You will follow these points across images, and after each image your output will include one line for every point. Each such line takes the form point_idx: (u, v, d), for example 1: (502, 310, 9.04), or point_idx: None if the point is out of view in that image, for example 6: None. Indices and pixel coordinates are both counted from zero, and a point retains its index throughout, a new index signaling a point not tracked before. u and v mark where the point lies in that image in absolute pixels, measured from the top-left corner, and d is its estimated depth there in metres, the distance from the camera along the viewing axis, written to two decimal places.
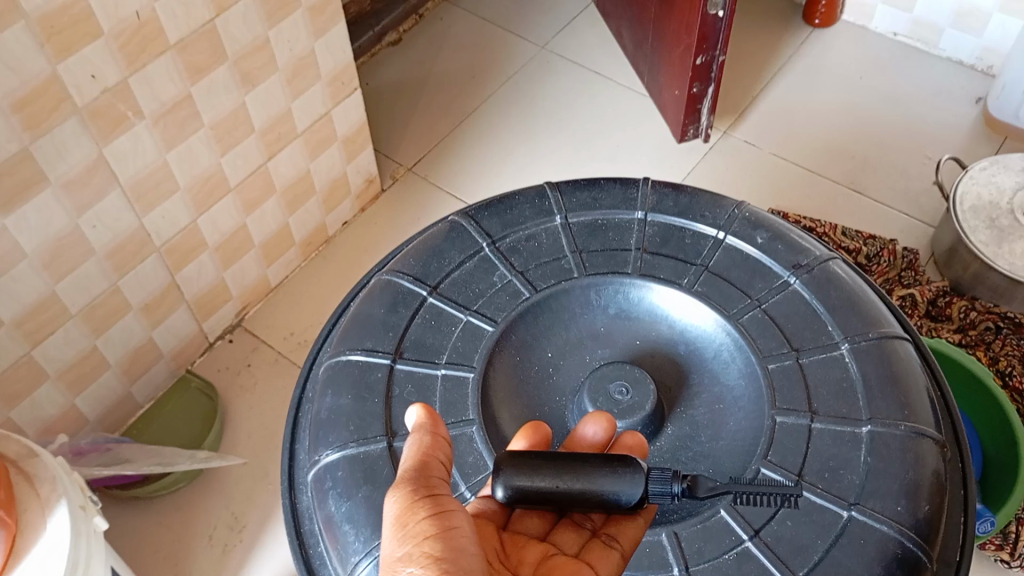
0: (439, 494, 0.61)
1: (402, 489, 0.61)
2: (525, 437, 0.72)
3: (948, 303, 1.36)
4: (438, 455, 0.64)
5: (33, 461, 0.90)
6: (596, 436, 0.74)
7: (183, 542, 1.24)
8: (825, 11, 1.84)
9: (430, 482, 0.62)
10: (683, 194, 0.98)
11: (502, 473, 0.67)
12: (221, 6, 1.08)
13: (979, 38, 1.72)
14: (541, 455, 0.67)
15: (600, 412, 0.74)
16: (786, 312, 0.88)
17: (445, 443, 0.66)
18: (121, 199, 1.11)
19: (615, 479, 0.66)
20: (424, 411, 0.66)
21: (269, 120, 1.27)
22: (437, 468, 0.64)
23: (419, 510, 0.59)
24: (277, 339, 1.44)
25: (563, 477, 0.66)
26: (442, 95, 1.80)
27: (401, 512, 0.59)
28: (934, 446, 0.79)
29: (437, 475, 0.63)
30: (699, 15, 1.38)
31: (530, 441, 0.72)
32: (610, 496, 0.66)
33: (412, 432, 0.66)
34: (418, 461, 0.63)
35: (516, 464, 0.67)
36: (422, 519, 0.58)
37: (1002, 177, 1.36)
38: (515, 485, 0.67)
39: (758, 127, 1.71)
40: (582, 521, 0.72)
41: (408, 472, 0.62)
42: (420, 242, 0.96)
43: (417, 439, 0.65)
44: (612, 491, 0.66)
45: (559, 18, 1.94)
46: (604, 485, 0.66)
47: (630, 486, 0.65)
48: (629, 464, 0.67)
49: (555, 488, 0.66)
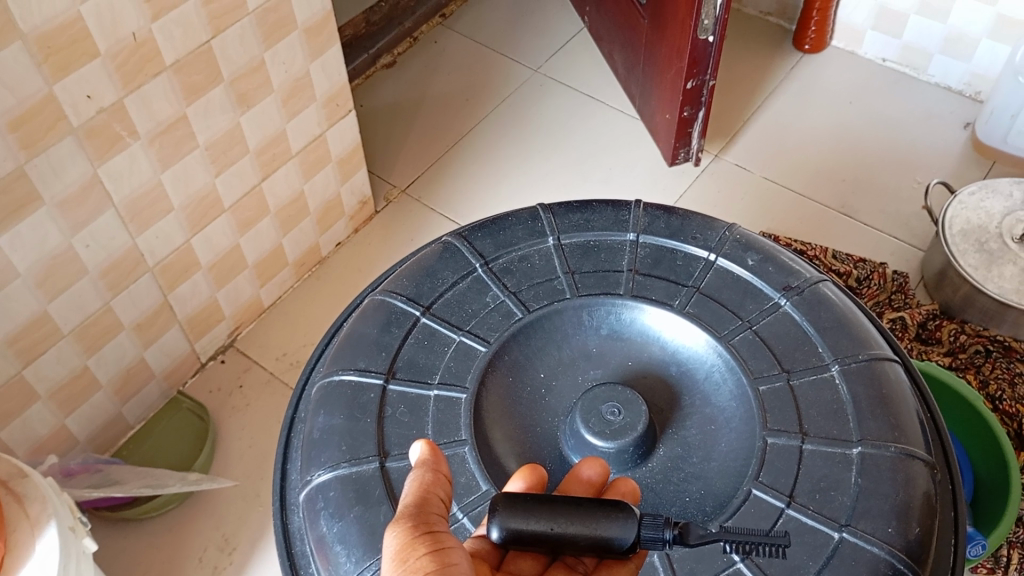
0: (438, 530, 0.60)
1: (402, 524, 0.60)
2: (521, 478, 0.71)
3: (938, 326, 1.38)
4: (438, 492, 0.64)
5: (23, 481, 0.90)
6: (592, 478, 0.73)
7: (173, 564, 1.23)
8: (814, 36, 1.87)
9: (430, 519, 0.61)
10: (674, 216, 0.98)
11: (497, 514, 0.66)
12: (218, 27, 1.10)
13: (968, 64, 1.75)
14: (536, 498, 0.66)
15: (595, 457, 0.74)
16: (777, 333, 0.88)
17: (446, 481, 0.65)
18: (115, 218, 1.11)
19: (608, 523, 0.65)
20: (428, 447, 0.66)
21: (265, 141, 1.27)
22: (437, 505, 0.63)
23: (419, 546, 0.58)
24: (270, 359, 1.43)
25: (557, 520, 0.65)
26: (437, 117, 1.81)
27: (401, 547, 0.59)
28: (924, 468, 0.79)
29: (437, 511, 0.62)
30: (690, 39, 1.40)
31: (527, 482, 0.71)
32: (604, 540, 0.65)
33: (414, 468, 0.66)
34: (418, 497, 0.62)
35: (511, 505, 0.66)
36: (422, 554, 0.58)
37: (991, 202, 1.38)
38: (510, 527, 0.66)
39: (749, 150, 1.73)
40: (574, 564, 0.71)
41: (408, 508, 0.62)
42: (414, 263, 0.96)
43: (419, 475, 0.64)
44: (606, 535, 0.65)
45: (553, 42, 1.96)
46: (599, 528, 0.65)
47: (622, 530, 0.65)
48: (622, 508, 0.66)
49: (549, 531, 0.65)
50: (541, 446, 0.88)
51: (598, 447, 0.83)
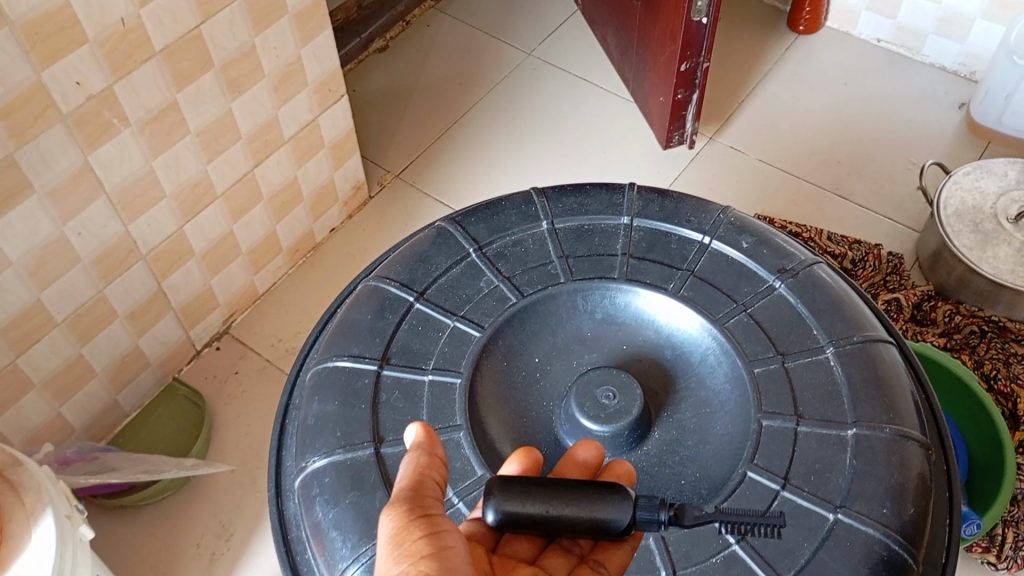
0: (434, 514, 0.60)
1: (398, 508, 0.60)
2: (517, 461, 0.71)
3: (933, 307, 1.37)
4: (433, 476, 0.64)
5: (18, 470, 0.90)
6: (587, 461, 0.74)
7: (171, 551, 1.23)
8: (809, 17, 1.86)
9: (425, 502, 0.61)
10: (668, 199, 0.98)
11: (492, 497, 0.66)
12: (207, 13, 1.08)
13: (963, 44, 1.74)
14: (531, 481, 0.67)
15: (591, 440, 0.75)
16: (771, 316, 0.88)
17: (441, 464, 0.65)
18: (107, 206, 1.11)
19: (604, 505, 0.65)
20: (423, 430, 0.66)
21: (256, 127, 1.26)
22: (432, 488, 0.63)
23: (415, 530, 0.58)
24: (265, 346, 1.43)
25: (553, 503, 0.66)
26: (430, 102, 1.80)
27: (397, 531, 0.59)
28: (919, 449, 0.80)
29: (432, 495, 0.62)
30: (683, 21, 1.39)
31: (523, 465, 0.71)
32: (600, 522, 0.65)
33: (409, 450, 0.65)
34: (414, 481, 0.62)
35: (506, 489, 0.66)
36: (418, 538, 0.58)
37: (986, 182, 1.38)
38: (505, 510, 0.66)
39: (744, 132, 1.72)
40: (570, 546, 0.72)
41: (403, 491, 0.62)
42: (407, 248, 0.96)
43: (414, 458, 0.64)
44: (602, 517, 0.65)
45: (546, 25, 1.94)
46: (594, 510, 0.65)
47: (618, 511, 0.65)
48: (617, 490, 0.66)
49: (545, 513, 0.65)
50: (537, 430, 0.88)
51: (593, 430, 0.83)
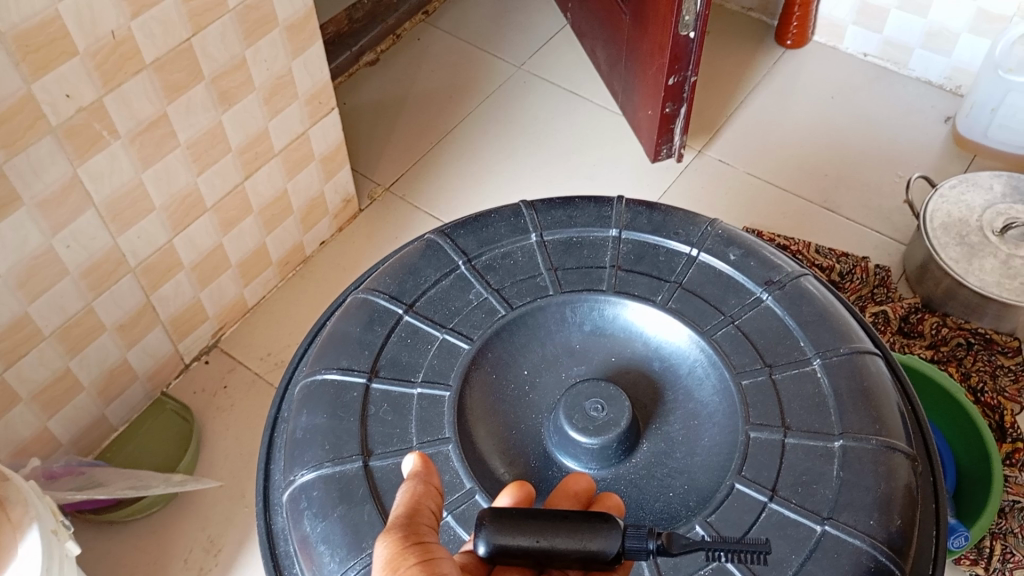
0: (428, 541, 0.60)
1: (392, 535, 0.60)
2: (510, 493, 0.71)
3: (920, 320, 1.38)
4: (428, 504, 0.63)
5: (5, 485, 0.89)
6: (579, 492, 0.74)
7: (158, 565, 1.22)
8: (796, 32, 1.87)
9: (419, 529, 0.61)
10: (657, 212, 0.99)
11: (483, 528, 0.66)
12: (198, 25, 1.09)
13: (948, 59, 1.76)
14: (523, 512, 0.66)
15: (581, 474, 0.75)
16: (759, 327, 0.89)
17: (436, 493, 0.65)
18: (96, 218, 1.10)
19: (594, 536, 0.65)
20: (419, 460, 0.66)
21: (247, 139, 1.27)
22: (427, 516, 0.63)
23: (409, 556, 0.58)
24: (254, 359, 1.43)
25: (544, 534, 0.65)
26: (420, 115, 1.80)
27: (392, 556, 0.58)
28: (905, 460, 0.80)
29: (427, 522, 0.62)
30: (672, 35, 1.40)
31: (516, 498, 0.71)
32: (590, 553, 0.65)
33: (405, 480, 0.66)
34: (409, 508, 0.62)
35: (498, 520, 0.66)
36: (412, 564, 0.57)
37: (971, 195, 1.39)
38: (496, 543, 0.65)
39: (732, 145, 1.74)
40: None
41: (399, 519, 0.62)
42: (396, 260, 0.96)
43: (410, 487, 0.64)
44: (591, 547, 0.65)
45: (536, 38, 1.96)
46: (584, 540, 0.65)
47: (605, 541, 0.65)
48: (606, 520, 0.66)
49: (536, 544, 0.65)
50: (526, 442, 0.89)
51: (582, 443, 0.83)
